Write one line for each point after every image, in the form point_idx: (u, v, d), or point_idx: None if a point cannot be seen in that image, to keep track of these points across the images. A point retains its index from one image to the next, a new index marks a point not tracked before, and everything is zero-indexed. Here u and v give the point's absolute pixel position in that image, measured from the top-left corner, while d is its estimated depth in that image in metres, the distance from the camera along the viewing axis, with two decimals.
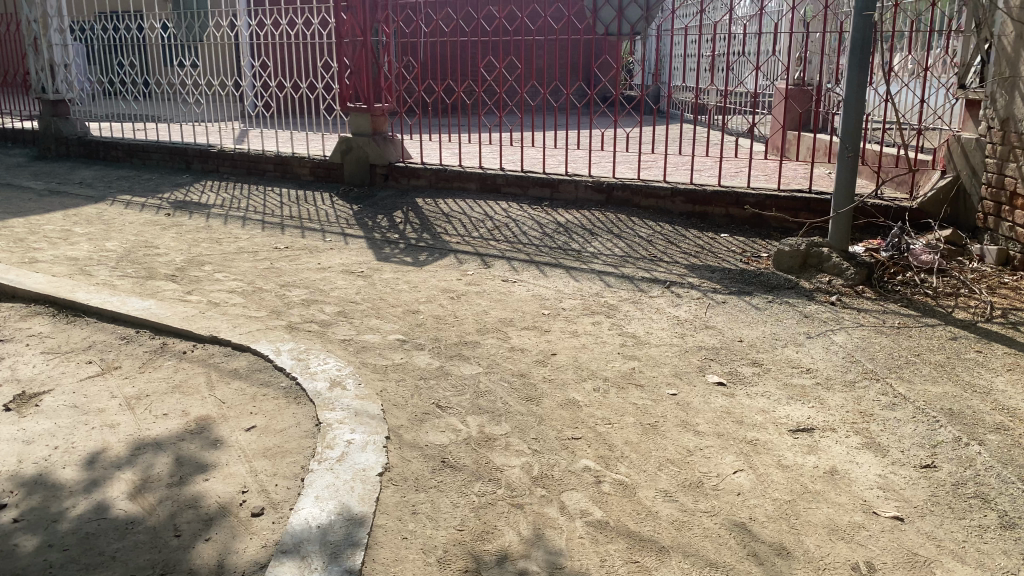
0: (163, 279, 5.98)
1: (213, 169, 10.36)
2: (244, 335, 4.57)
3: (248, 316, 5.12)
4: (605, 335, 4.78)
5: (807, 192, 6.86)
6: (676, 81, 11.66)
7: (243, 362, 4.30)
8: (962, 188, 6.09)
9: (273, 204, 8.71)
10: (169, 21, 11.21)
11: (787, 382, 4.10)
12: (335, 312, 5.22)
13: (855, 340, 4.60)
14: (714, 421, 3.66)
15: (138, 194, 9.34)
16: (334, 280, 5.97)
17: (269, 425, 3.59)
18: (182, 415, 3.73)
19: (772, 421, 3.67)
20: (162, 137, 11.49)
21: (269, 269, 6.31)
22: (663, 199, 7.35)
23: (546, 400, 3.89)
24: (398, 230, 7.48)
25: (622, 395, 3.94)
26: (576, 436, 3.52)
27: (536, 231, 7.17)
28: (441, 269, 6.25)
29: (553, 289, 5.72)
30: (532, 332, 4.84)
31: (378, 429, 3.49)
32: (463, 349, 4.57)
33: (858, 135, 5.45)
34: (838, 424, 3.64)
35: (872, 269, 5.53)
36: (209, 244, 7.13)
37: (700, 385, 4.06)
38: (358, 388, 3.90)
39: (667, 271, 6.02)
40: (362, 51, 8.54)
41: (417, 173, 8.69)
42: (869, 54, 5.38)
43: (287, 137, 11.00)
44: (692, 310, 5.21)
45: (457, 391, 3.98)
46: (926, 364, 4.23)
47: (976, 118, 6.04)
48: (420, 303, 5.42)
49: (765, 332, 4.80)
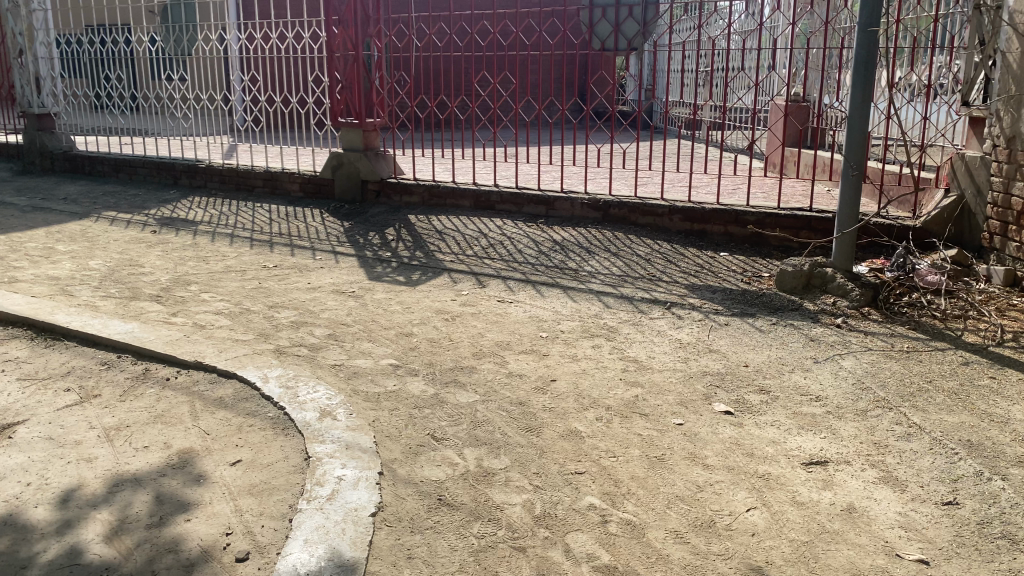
0: (147, 300, 5.79)
1: (201, 184, 10.18)
2: (230, 361, 4.38)
3: (234, 339, 4.93)
4: (606, 360, 4.61)
5: (808, 210, 6.73)
6: (673, 96, 11.58)
7: (228, 390, 4.10)
8: (966, 207, 5.99)
9: (262, 220, 8.53)
10: (158, 35, 11.06)
11: (797, 411, 3.94)
12: (325, 335, 5.03)
13: (864, 366, 4.46)
14: (723, 454, 3.50)
15: (124, 211, 9.14)
16: (325, 301, 5.79)
17: (255, 459, 3.40)
18: (164, 448, 3.53)
19: (783, 454, 3.51)
20: (149, 152, 11.32)
21: (257, 289, 6.13)
22: (661, 217, 7.22)
23: (547, 430, 3.72)
24: (390, 248, 7.32)
25: (626, 425, 3.77)
26: (580, 470, 3.34)
27: (532, 250, 7.01)
28: (435, 289, 6.08)
29: (550, 310, 5.56)
30: (530, 356, 4.68)
31: (370, 464, 3.31)
32: (459, 375, 4.39)
33: (862, 153, 5.33)
34: (852, 456, 3.48)
35: (878, 291, 5.40)
36: (195, 263, 6.93)
37: (706, 414, 3.90)
38: (350, 418, 3.72)
39: (668, 292, 5.87)
40: (354, 66, 8.40)
41: (410, 189, 8.54)
42: (872, 70, 5.27)
43: (277, 152, 10.83)
44: (694, 333, 5.05)
45: (453, 421, 3.81)
46: (940, 392, 4.08)
47: (981, 135, 5.94)
48: (413, 325, 5.24)
49: (770, 356, 4.65)
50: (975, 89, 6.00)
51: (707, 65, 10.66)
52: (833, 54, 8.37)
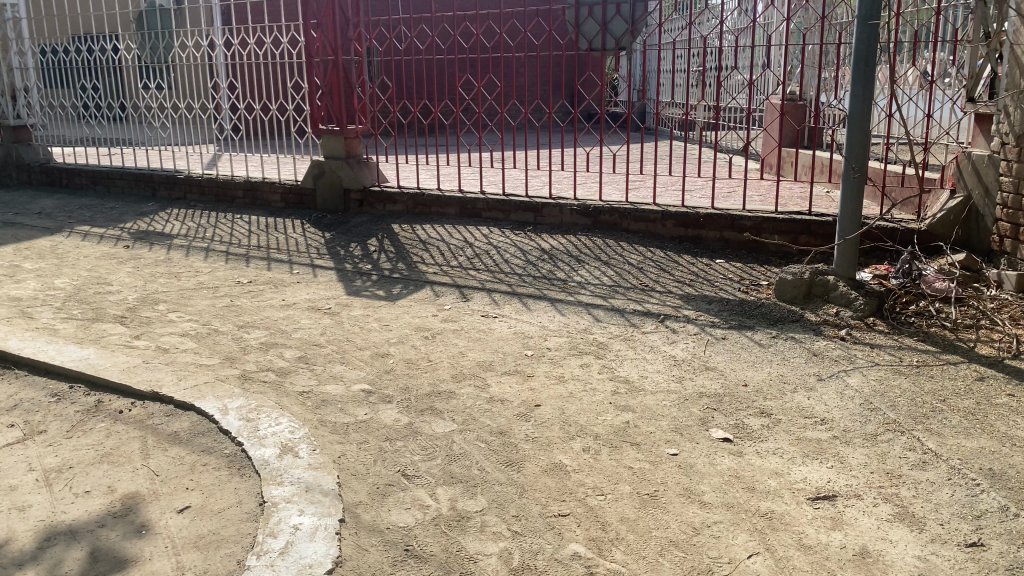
0: (111, 321, 5.47)
1: (180, 196, 9.84)
2: (189, 390, 4.05)
3: (198, 365, 4.60)
4: (595, 380, 4.30)
5: (807, 214, 6.42)
6: (664, 98, 11.31)
7: (184, 424, 3.78)
8: (974, 209, 5.69)
9: (240, 233, 8.22)
10: (134, 42, 10.72)
11: (801, 437, 3.62)
12: (295, 358, 4.71)
13: (873, 384, 4.14)
14: (721, 489, 3.19)
15: (99, 225, 8.81)
16: (298, 319, 5.48)
17: (205, 505, 3.09)
18: (107, 492, 3.22)
19: (787, 487, 3.19)
20: (129, 162, 10.99)
21: (228, 307, 5.81)
22: (653, 223, 6.90)
23: (528, 464, 3.40)
24: (371, 260, 7.00)
25: (615, 456, 3.46)
26: (564, 512, 3.03)
27: (519, 260, 6.69)
28: (415, 304, 5.76)
29: (536, 325, 5.25)
30: (513, 377, 4.36)
31: (331, 510, 2.99)
32: (436, 401, 4.06)
33: (865, 153, 5.02)
34: (863, 489, 3.17)
35: (883, 299, 5.11)
36: (166, 280, 6.61)
37: (703, 442, 3.58)
38: (313, 455, 3.40)
39: (661, 303, 5.56)
40: (335, 70, 8.09)
41: (394, 198, 8.22)
42: (875, 63, 4.96)
43: (258, 160, 10.50)
44: (690, 349, 4.74)
45: (427, 454, 3.49)
46: (955, 412, 3.76)
47: (989, 133, 5.64)
48: (391, 345, 4.92)
49: (771, 374, 4.34)
50: (981, 85, 5.68)
51: (700, 65, 10.38)
52: (830, 50, 8.08)
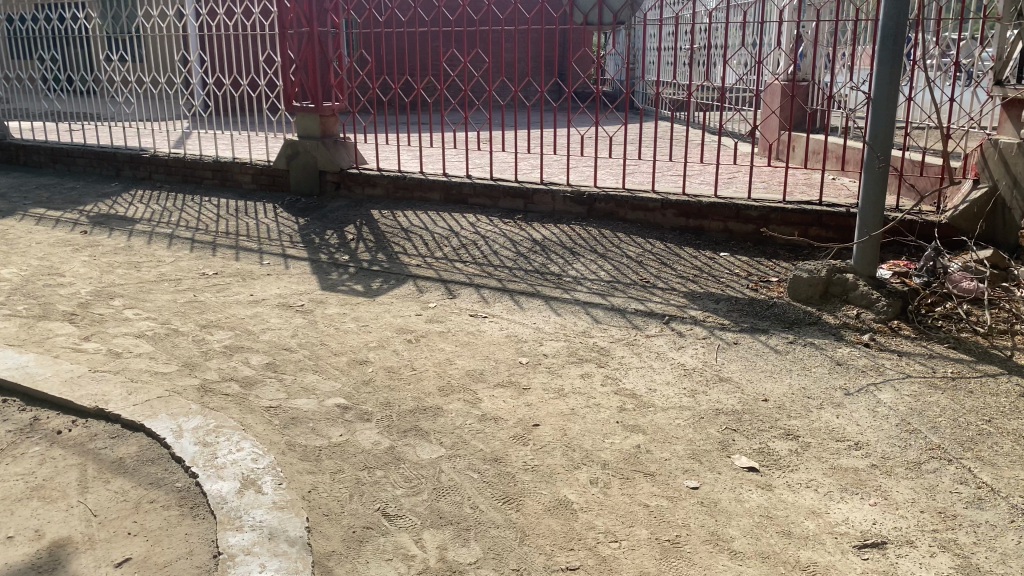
0: (59, 319, 4.94)
1: (145, 176, 9.22)
2: (139, 407, 3.54)
3: (152, 373, 4.10)
4: (599, 395, 3.83)
5: (818, 204, 6.01)
6: (664, 77, 10.87)
7: (131, 449, 3.29)
8: (1000, 200, 5.27)
9: (208, 217, 7.65)
10: (97, 11, 9.99)
11: (835, 465, 3.20)
12: (262, 365, 4.22)
13: (908, 400, 3.72)
14: (753, 534, 2.76)
15: (56, 207, 8.21)
16: (267, 318, 4.97)
17: (148, 557, 2.62)
18: (32, 539, 2.73)
19: (828, 531, 2.77)
20: (92, 139, 10.30)
21: (191, 302, 5.30)
22: (653, 212, 6.45)
23: (528, 501, 2.95)
24: (348, 250, 6.49)
25: (628, 490, 3.02)
26: (572, 564, 2.59)
27: (509, 251, 6.21)
28: (397, 301, 5.28)
29: (530, 327, 4.78)
30: (507, 391, 3.89)
31: (298, 565, 2.53)
32: (420, 420, 3.59)
33: (888, 139, 4.59)
34: (915, 534, 2.75)
35: (906, 301, 4.70)
36: (125, 270, 6.07)
37: (726, 472, 3.15)
38: (279, 491, 2.93)
39: (664, 302, 5.11)
40: (309, 44, 7.49)
41: (373, 181, 7.68)
42: (901, 44, 4.50)
43: (230, 139, 9.88)
44: (700, 356, 4.30)
45: (411, 488, 3.03)
46: (1006, 436, 3.36)
47: (1018, 120, 5.21)
48: (369, 350, 4.44)
49: (793, 387, 3.90)
50: (1010, 67, 5.20)
51: (703, 43, 9.86)
52: (845, 28, 7.58)
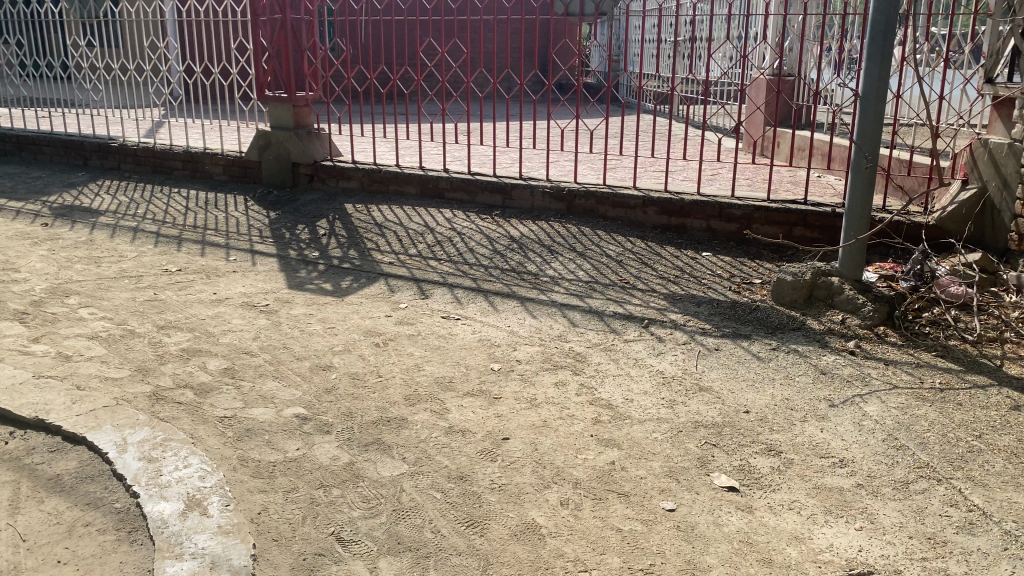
0: (8, 318, 4.69)
1: (113, 166, 8.92)
2: (82, 418, 3.31)
3: (101, 379, 3.87)
4: (573, 406, 3.65)
5: (803, 203, 5.84)
6: (647, 69, 10.72)
7: (70, 465, 3.07)
8: (989, 202, 5.14)
9: (176, 210, 7.39)
10: None
11: (820, 485, 3.03)
12: (220, 370, 4.00)
13: (894, 413, 3.56)
14: (731, 562, 2.59)
15: (18, 198, 7.91)
16: (229, 318, 4.74)
17: None
18: None
19: (811, 559, 2.60)
20: (60, 126, 9.96)
21: (151, 301, 5.06)
22: (634, 209, 6.26)
23: (493, 525, 2.76)
24: (319, 246, 6.26)
25: (600, 512, 2.83)
26: None
27: (485, 249, 6.00)
28: (366, 301, 5.07)
29: (504, 330, 4.59)
30: (477, 401, 3.69)
31: None
32: (383, 433, 3.38)
33: (876, 139, 4.41)
34: (904, 563, 2.59)
35: (893, 305, 4.55)
36: (84, 265, 5.82)
37: (704, 493, 2.97)
38: (225, 514, 2.72)
39: (644, 304, 4.93)
40: (282, 31, 7.22)
41: (347, 173, 7.43)
42: (891, 39, 4.31)
43: (202, 128, 9.59)
44: (679, 363, 4.12)
45: (369, 509, 2.83)
46: (997, 454, 3.20)
47: (1008, 119, 5.05)
48: (334, 354, 4.22)
49: (776, 398, 3.73)
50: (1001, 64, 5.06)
51: (688, 37, 9.71)
52: (832, 23, 7.45)
